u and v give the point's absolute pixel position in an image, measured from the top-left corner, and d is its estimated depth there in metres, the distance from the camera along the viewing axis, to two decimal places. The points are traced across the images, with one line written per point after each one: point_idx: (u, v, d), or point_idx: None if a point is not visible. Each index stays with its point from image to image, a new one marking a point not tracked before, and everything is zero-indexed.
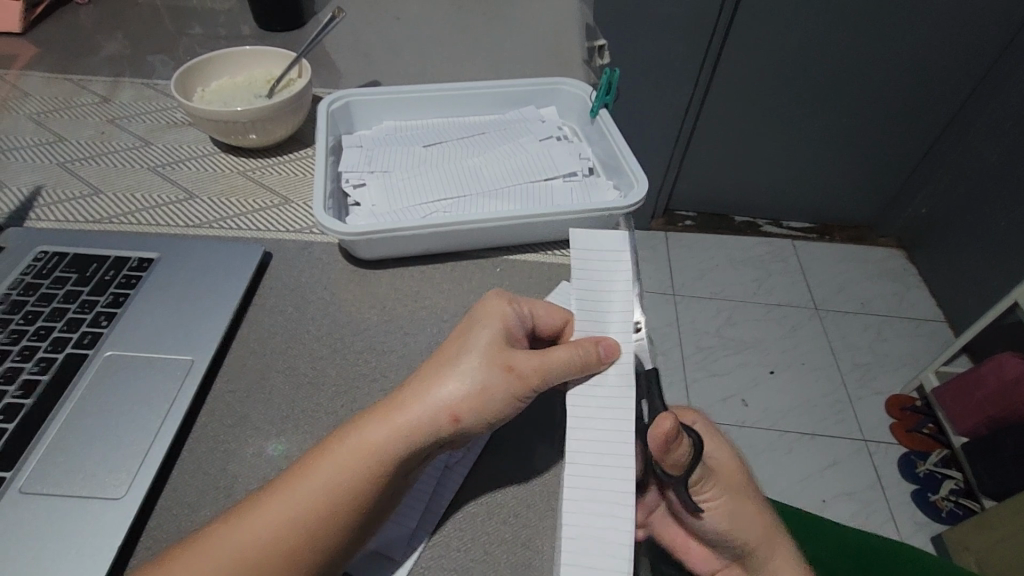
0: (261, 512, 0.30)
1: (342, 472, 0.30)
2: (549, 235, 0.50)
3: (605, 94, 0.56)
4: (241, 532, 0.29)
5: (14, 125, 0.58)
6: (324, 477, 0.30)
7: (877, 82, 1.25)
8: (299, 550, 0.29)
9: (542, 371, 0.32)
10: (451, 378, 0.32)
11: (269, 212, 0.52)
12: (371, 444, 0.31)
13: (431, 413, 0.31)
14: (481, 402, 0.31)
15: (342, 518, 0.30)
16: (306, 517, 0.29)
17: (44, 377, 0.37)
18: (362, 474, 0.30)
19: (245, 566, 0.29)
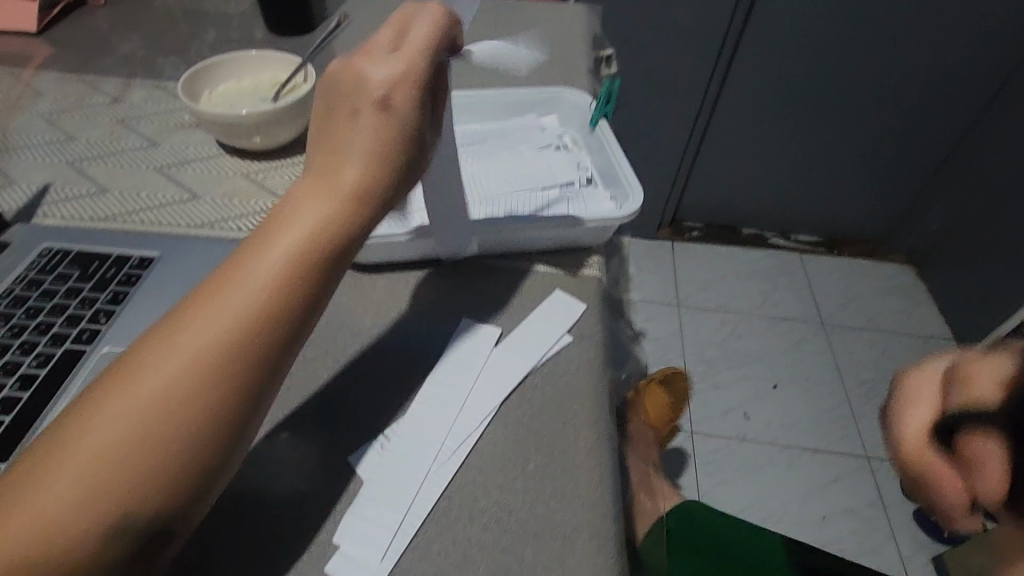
0: (147, 371, 0.26)
1: (240, 299, 0.28)
2: (545, 244, 0.51)
3: (605, 105, 0.57)
4: (126, 400, 0.25)
5: (27, 124, 0.60)
6: (225, 309, 0.27)
7: (889, 95, 1.25)
8: (201, 395, 0.26)
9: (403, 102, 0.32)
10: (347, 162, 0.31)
11: (270, 214, 0.53)
12: (274, 257, 0.29)
13: (327, 196, 0.30)
14: (380, 168, 0.31)
15: (246, 347, 0.27)
16: (204, 357, 0.27)
17: (42, 372, 0.38)
18: (269, 291, 0.28)
19: (135, 433, 0.25)
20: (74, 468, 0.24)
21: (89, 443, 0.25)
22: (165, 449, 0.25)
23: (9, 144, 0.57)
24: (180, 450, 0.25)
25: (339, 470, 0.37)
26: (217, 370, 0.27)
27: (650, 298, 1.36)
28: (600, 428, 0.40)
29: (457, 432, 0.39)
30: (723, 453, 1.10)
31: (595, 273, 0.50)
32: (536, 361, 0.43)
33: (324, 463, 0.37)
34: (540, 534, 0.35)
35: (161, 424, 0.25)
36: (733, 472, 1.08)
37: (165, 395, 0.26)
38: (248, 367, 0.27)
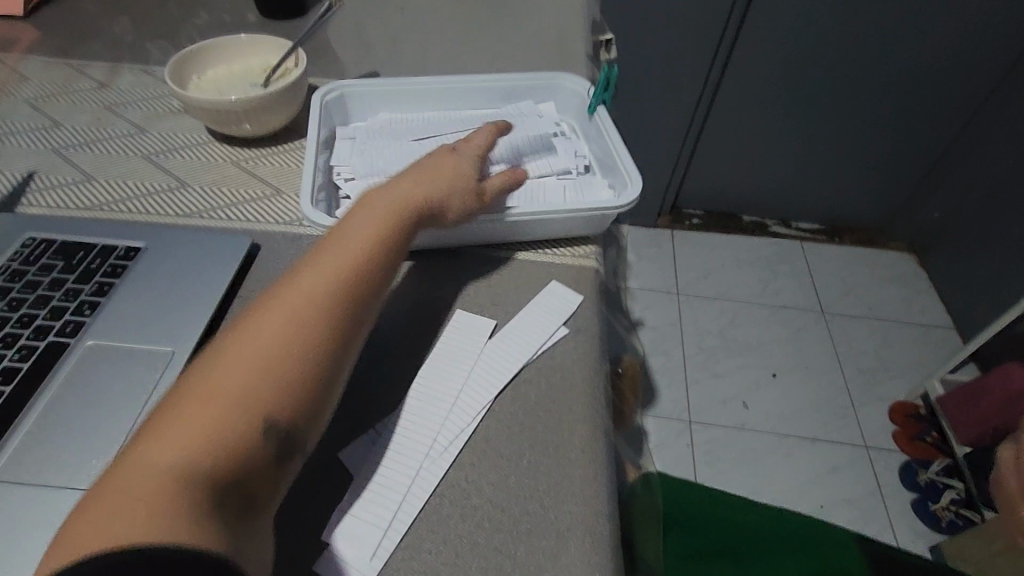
0: (225, 361, 0.32)
1: (298, 300, 0.35)
2: (541, 234, 0.49)
3: (603, 90, 0.55)
4: (211, 381, 0.31)
5: (12, 110, 0.58)
6: (294, 298, 0.35)
7: (894, 81, 1.23)
8: (279, 367, 0.32)
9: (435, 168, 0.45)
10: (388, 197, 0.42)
11: (260, 203, 0.51)
12: (329, 258, 0.37)
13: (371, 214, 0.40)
14: (418, 199, 0.42)
15: (310, 334, 0.34)
16: (276, 343, 0.33)
17: (25, 365, 0.37)
18: (334, 278, 0.36)
19: (229, 398, 0.30)
20: (175, 439, 0.28)
21: (187, 417, 0.29)
22: (254, 413, 0.30)
23: None
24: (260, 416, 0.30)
25: (329, 466, 0.36)
26: (297, 341, 0.33)
27: (650, 287, 1.35)
28: (595, 423, 0.39)
29: (447, 427, 0.38)
30: (721, 442, 1.10)
31: (592, 265, 0.49)
32: (532, 353, 0.42)
33: (313, 458, 0.37)
34: (533, 530, 0.34)
35: (248, 395, 0.31)
36: (732, 461, 1.07)
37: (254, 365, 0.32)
38: (324, 339, 0.34)
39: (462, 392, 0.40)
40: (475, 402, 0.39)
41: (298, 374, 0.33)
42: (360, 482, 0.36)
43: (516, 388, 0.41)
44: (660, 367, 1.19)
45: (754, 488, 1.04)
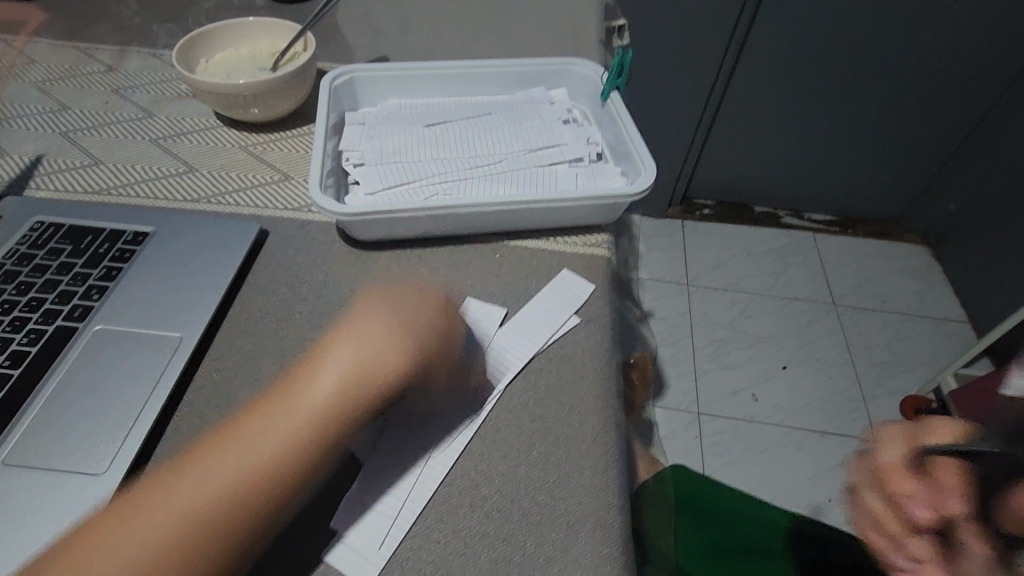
0: (151, 508, 0.29)
1: (244, 452, 0.31)
2: (553, 222, 0.49)
3: (616, 77, 0.53)
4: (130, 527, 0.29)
5: (20, 93, 0.58)
6: (239, 455, 0.31)
7: (912, 70, 1.20)
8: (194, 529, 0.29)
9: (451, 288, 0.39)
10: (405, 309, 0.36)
11: (268, 188, 0.51)
12: (318, 397, 0.33)
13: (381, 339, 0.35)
14: (406, 339, 0.35)
15: (241, 499, 0.30)
16: (202, 501, 0.30)
17: (33, 349, 0.37)
18: (299, 440, 0.32)
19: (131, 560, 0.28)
20: None
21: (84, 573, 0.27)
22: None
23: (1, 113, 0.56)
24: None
25: None
26: (256, 486, 0.31)
27: (659, 278, 1.34)
28: (606, 414, 0.38)
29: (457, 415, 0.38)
30: (729, 434, 1.09)
31: (604, 254, 0.48)
32: (542, 342, 0.42)
33: None
34: (544, 522, 0.34)
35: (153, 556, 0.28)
36: (740, 453, 1.07)
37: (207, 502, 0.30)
38: (253, 511, 0.30)
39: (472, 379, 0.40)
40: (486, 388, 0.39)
41: (229, 537, 0.29)
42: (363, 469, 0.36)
43: (527, 378, 0.40)
44: (669, 358, 1.19)
45: (762, 480, 1.03)
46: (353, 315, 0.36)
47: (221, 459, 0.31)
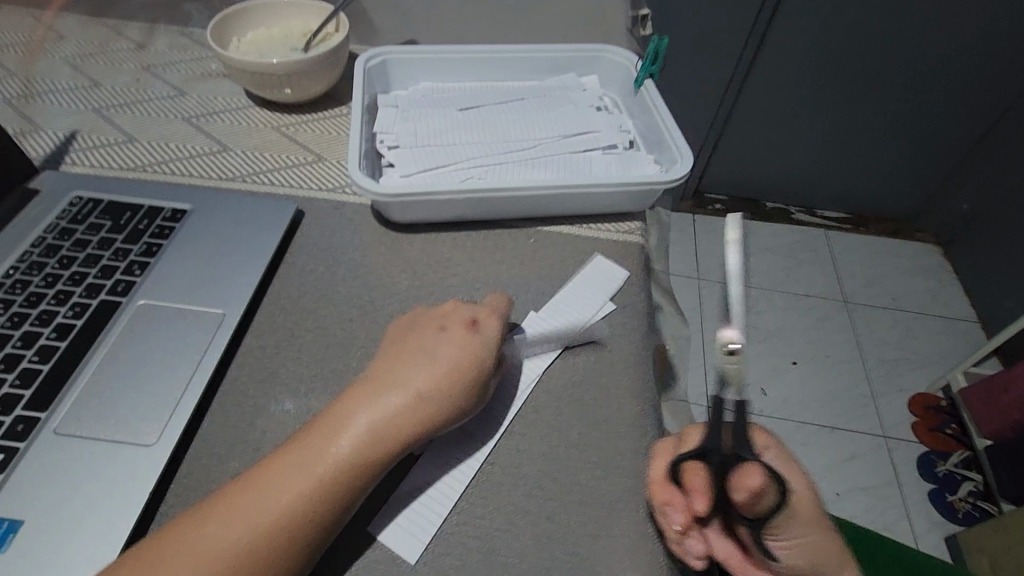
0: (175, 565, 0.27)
1: (276, 503, 0.29)
2: (588, 208, 0.49)
3: (650, 64, 0.53)
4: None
5: (51, 69, 0.58)
6: (271, 509, 0.29)
7: (932, 69, 1.19)
8: None
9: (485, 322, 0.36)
10: (437, 356, 0.34)
11: (302, 169, 0.51)
12: (348, 447, 0.30)
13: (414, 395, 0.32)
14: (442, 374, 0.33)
15: (276, 552, 0.28)
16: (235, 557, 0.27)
17: (78, 322, 0.37)
18: (334, 484, 0.30)
19: None
20: None
21: None
22: None
23: (32, 89, 0.56)
24: None
25: None
26: (287, 549, 0.28)
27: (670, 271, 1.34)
28: (643, 399, 0.39)
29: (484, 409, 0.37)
30: None
31: (638, 241, 0.49)
32: (578, 327, 0.42)
33: None
34: (584, 501, 0.34)
35: None
36: None
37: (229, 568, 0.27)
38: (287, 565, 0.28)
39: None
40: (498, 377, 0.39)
41: None
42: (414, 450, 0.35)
43: (565, 363, 0.40)
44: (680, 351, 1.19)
45: None
46: (387, 355, 0.34)
47: (237, 517, 0.28)
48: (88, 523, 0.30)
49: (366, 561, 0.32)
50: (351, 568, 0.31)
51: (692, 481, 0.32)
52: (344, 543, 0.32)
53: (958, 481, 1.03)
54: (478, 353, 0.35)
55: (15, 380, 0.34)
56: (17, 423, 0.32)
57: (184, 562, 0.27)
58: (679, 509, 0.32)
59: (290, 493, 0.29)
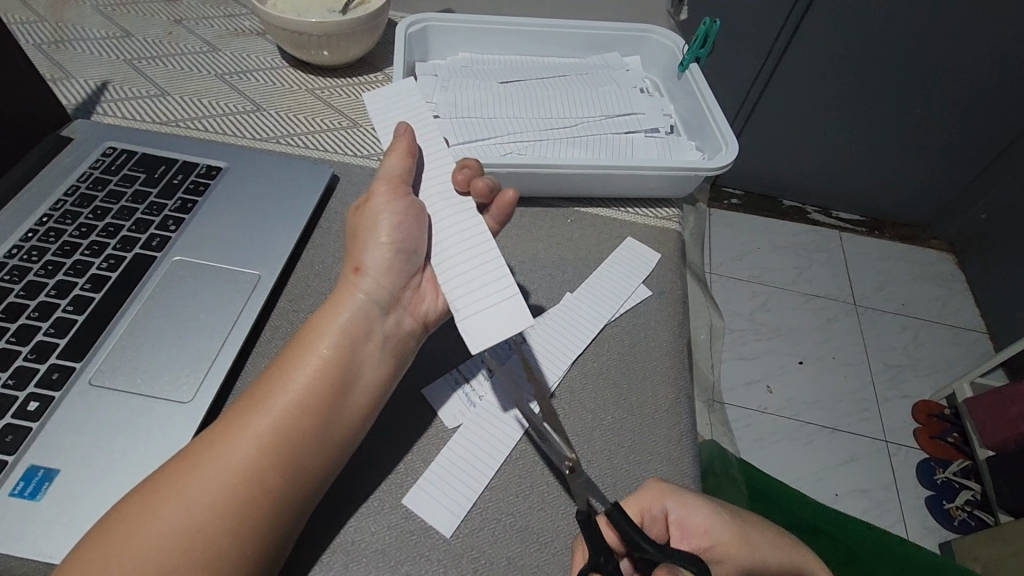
0: (203, 461, 0.28)
1: (288, 391, 0.31)
2: (625, 191, 0.48)
3: (699, 48, 0.51)
4: (191, 480, 0.28)
5: (81, 16, 0.56)
6: (283, 397, 0.30)
7: (969, 75, 1.15)
8: (268, 465, 0.29)
9: (393, 178, 0.34)
10: (368, 245, 0.34)
11: (338, 133, 0.50)
12: (339, 329, 0.32)
13: (353, 290, 0.34)
14: (398, 238, 0.34)
15: (300, 429, 0.30)
16: (263, 439, 0.29)
17: (113, 274, 0.36)
18: (334, 364, 0.32)
19: (211, 509, 0.27)
20: (146, 561, 0.26)
21: (160, 528, 0.26)
22: (238, 522, 0.27)
23: (62, 35, 0.54)
24: (243, 521, 0.27)
25: (414, 400, 0.37)
26: (310, 426, 0.30)
27: None
28: (679, 388, 0.39)
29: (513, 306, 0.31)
30: (742, 422, 1.10)
31: (674, 228, 0.48)
32: (608, 314, 0.42)
33: (398, 393, 0.37)
34: (617, 483, 0.35)
35: (231, 500, 0.28)
36: (751, 442, 1.08)
37: (215, 482, 0.28)
38: (313, 437, 0.30)
39: (478, 279, 0.31)
40: (506, 280, 0.31)
41: (299, 467, 0.29)
42: (458, 434, 0.35)
43: (600, 348, 0.40)
44: None
45: (770, 469, 1.05)
46: (351, 250, 0.35)
47: (254, 409, 0.30)
48: (124, 475, 0.30)
49: (401, 530, 0.32)
50: (387, 537, 0.32)
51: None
52: (379, 508, 0.32)
53: (955, 489, 1.03)
54: (396, 215, 0.33)
55: (50, 329, 0.33)
56: (52, 371, 0.32)
57: (213, 457, 0.28)
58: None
59: (298, 381, 0.31)
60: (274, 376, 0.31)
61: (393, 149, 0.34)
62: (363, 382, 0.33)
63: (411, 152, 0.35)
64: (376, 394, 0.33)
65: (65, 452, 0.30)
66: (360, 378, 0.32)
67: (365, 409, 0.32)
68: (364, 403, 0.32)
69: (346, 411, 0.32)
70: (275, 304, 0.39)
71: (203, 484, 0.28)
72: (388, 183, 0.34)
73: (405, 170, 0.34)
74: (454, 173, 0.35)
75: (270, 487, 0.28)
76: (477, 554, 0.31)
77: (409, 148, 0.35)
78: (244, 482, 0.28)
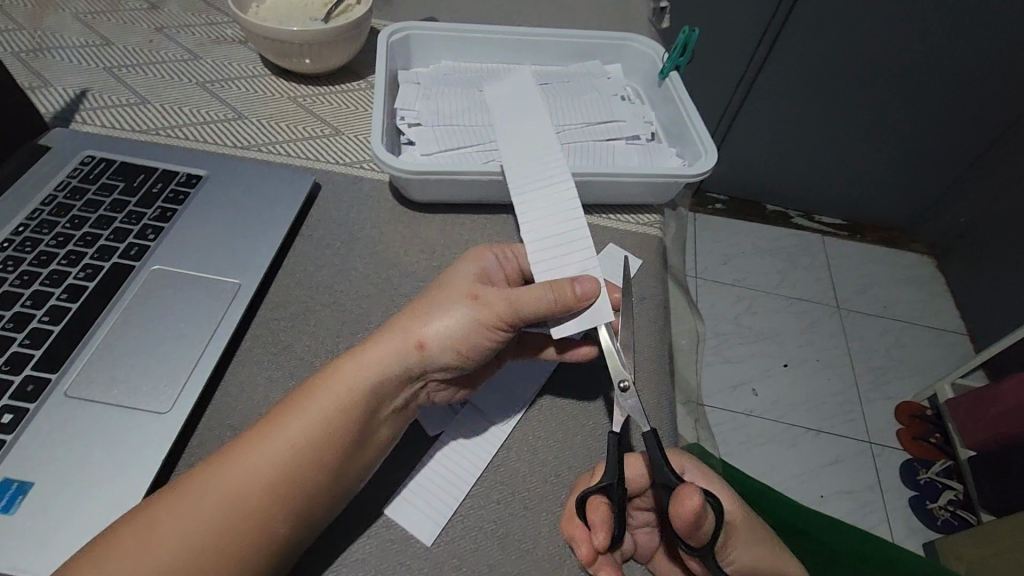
0: (205, 495, 0.28)
1: (299, 436, 0.30)
2: (606, 198, 0.49)
3: (679, 56, 0.52)
4: (192, 516, 0.27)
5: (60, 23, 0.56)
6: (295, 441, 0.29)
7: (945, 81, 1.17)
8: (269, 510, 0.28)
9: (518, 310, 0.32)
10: (434, 319, 0.33)
11: (320, 141, 0.50)
12: (362, 390, 0.31)
13: (397, 362, 0.32)
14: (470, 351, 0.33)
15: (308, 480, 0.29)
16: (270, 483, 0.28)
17: (90, 284, 0.36)
18: (353, 420, 0.31)
19: (206, 549, 0.27)
20: None
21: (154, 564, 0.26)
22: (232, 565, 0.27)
23: (40, 43, 0.54)
24: (237, 564, 0.27)
25: None
26: (319, 476, 0.29)
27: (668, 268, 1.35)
28: (660, 393, 0.39)
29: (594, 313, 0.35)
30: (727, 425, 1.11)
31: (655, 233, 0.48)
32: None
33: None
34: None
35: (229, 541, 0.27)
36: (737, 444, 1.09)
37: (219, 529, 0.27)
38: (320, 489, 0.29)
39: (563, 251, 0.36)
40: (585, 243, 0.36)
41: (301, 516, 0.29)
42: (439, 442, 0.36)
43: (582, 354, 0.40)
44: None
45: (756, 472, 1.05)
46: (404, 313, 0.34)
47: (263, 451, 0.29)
48: (99, 487, 0.29)
49: (381, 540, 0.32)
50: (368, 546, 0.32)
51: (595, 516, 0.31)
52: (360, 517, 0.32)
53: (938, 489, 1.05)
54: (479, 326, 0.32)
55: (25, 340, 0.33)
56: (27, 383, 0.32)
57: (214, 493, 0.28)
58: (583, 542, 0.31)
59: (312, 429, 0.30)
60: (284, 416, 0.30)
61: (548, 294, 0.32)
62: (373, 438, 0.32)
63: (567, 305, 0.33)
64: (386, 441, 0.33)
65: (39, 465, 0.29)
66: (372, 431, 0.32)
67: (369, 459, 0.32)
68: (374, 449, 0.32)
69: (353, 464, 0.31)
70: (255, 313, 0.39)
71: (207, 533, 0.27)
72: (504, 314, 0.32)
73: (545, 312, 0.33)
74: (584, 279, 0.34)
75: (277, 537, 0.28)
76: (458, 562, 0.31)
77: (564, 304, 0.33)
78: (251, 534, 0.28)
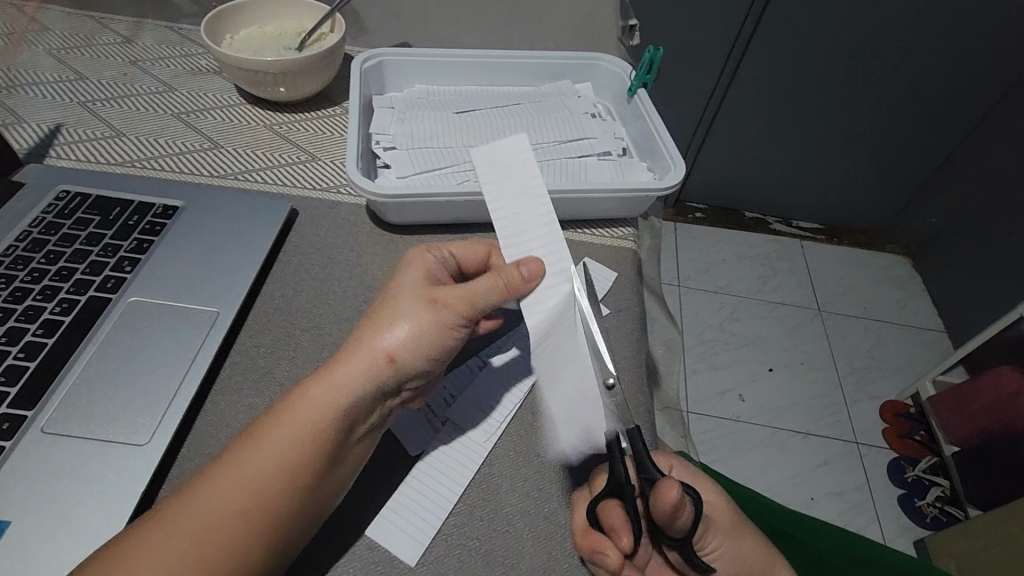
0: (176, 528, 0.27)
1: (270, 465, 0.29)
2: (581, 213, 0.50)
3: (645, 73, 0.53)
4: (163, 551, 0.26)
5: (34, 59, 0.56)
6: (267, 467, 0.29)
7: (908, 84, 1.21)
8: (243, 538, 0.28)
9: (472, 296, 0.33)
10: (395, 329, 0.32)
11: (296, 168, 0.51)
12: (334, 410, 0.30)
13: (372, 378, 0.31)
14: (437, 350, 0.33)
15: (282, 505, 0.29)
16: (243, 512, 0.28)
17: (66, 319, 0.36)
18: (322, 441, 0.30)
19: None
20: None
21: None
22: None
23: (13, 80, 0.54)
24: None
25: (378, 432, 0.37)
26: (296, 501, 0.29)
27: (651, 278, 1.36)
28: (639, 403, 0.40)
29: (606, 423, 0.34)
30: (716, 431, 1.12)
31: (628, 245, 0.49)
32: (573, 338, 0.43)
33: None
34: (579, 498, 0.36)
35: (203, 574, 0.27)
36: (726, 450, 1.09)
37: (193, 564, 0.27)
38: (297, 513, 0.29)
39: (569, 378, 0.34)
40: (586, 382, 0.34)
41: (275, 541, 0.29)
42: (423, 460, 0.36)
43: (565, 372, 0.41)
44: None
45: (745, 477, 1.06)
46: (366, 326, 0.32)
47: (234, 482, 0.28)
48: (77, 520, 0.29)
49: (366, 562, 0.32)
50: (351, 570, 0.32)
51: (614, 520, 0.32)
52: (345, 542, 0.33)
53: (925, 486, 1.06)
54: (441, 326, 0.33)
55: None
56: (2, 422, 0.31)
57: (186, 525, 0.27)
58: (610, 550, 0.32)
59: (286, 457, 0.29)
60: (249, 443, 0.30)
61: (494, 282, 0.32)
62: (345, 457, 0.32)
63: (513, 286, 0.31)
64: (355, 457, 0.33)
65: (16, 503, 0.29)
66: (344, 449, 0.31)
67: (342, 479, 0.32)
68: (344, 469, 0.32)
69: (327, 485, 0.31)
70: (234, 340, 0.39)
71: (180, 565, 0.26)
72: (463, 307, 0.33)
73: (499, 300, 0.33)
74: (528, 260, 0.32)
75: (248, 562, 0.28)
76: None
77: (513, 291, 0.31)
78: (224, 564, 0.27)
